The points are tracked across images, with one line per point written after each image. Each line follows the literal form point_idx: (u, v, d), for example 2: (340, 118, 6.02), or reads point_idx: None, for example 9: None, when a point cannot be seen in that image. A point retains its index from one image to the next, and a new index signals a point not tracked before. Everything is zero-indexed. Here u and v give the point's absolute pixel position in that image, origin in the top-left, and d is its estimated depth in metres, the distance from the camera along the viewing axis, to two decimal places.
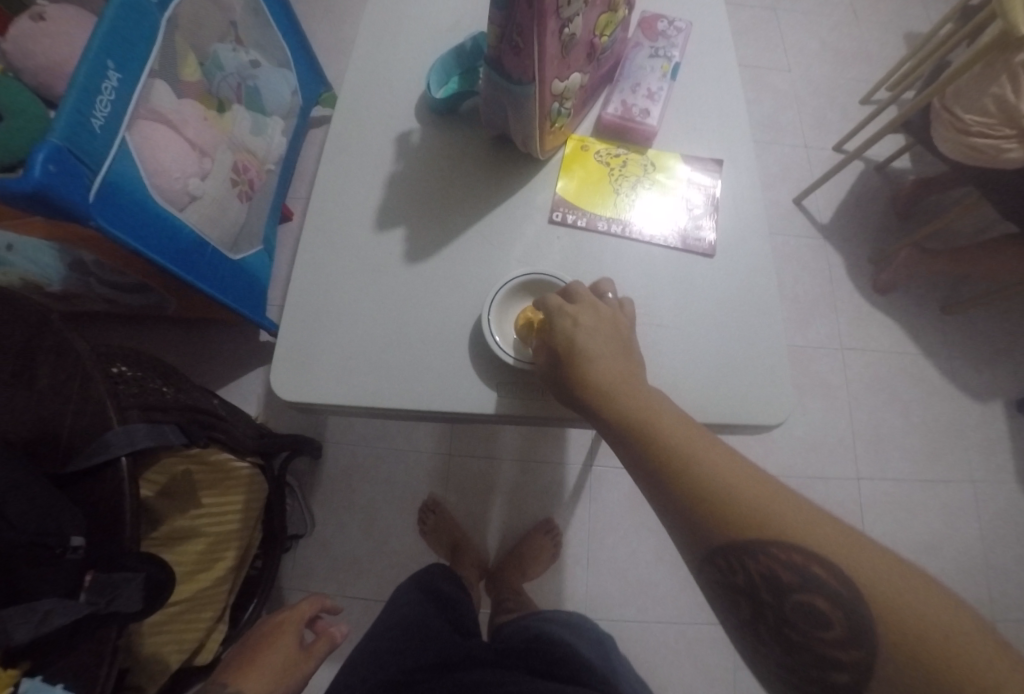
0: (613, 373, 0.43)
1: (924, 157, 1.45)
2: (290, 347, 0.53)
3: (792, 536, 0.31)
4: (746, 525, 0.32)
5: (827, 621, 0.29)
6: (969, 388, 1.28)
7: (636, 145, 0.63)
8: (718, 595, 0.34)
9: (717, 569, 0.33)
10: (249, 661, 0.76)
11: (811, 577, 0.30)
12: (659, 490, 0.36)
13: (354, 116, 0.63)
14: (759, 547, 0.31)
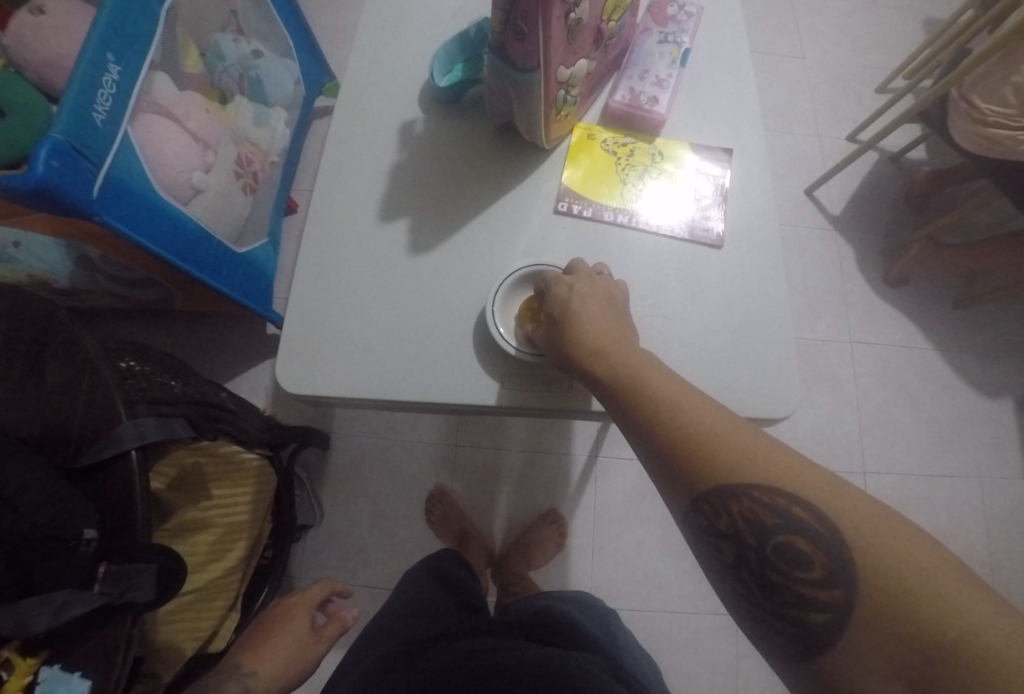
0: (603, 333, 0.43)
1: (940, 148, 1.42)
2: (296, 340, 0.52)
3: (776, 481, 0.32)
4: (733, 470, 0.33)
5: (808, 561, 0.30)
6: (983, 382, 1.26)
7: (643, 134, 0.62)
8: (701, 543, 0.35)
9: (702, 516, 0.34)
10: (261, 645, 0.80)
11: (794, 520, 0.31)
12: (646, 441, 0.37)
13: (357, 106, 0.62)
14: (743, 491, 0.32)
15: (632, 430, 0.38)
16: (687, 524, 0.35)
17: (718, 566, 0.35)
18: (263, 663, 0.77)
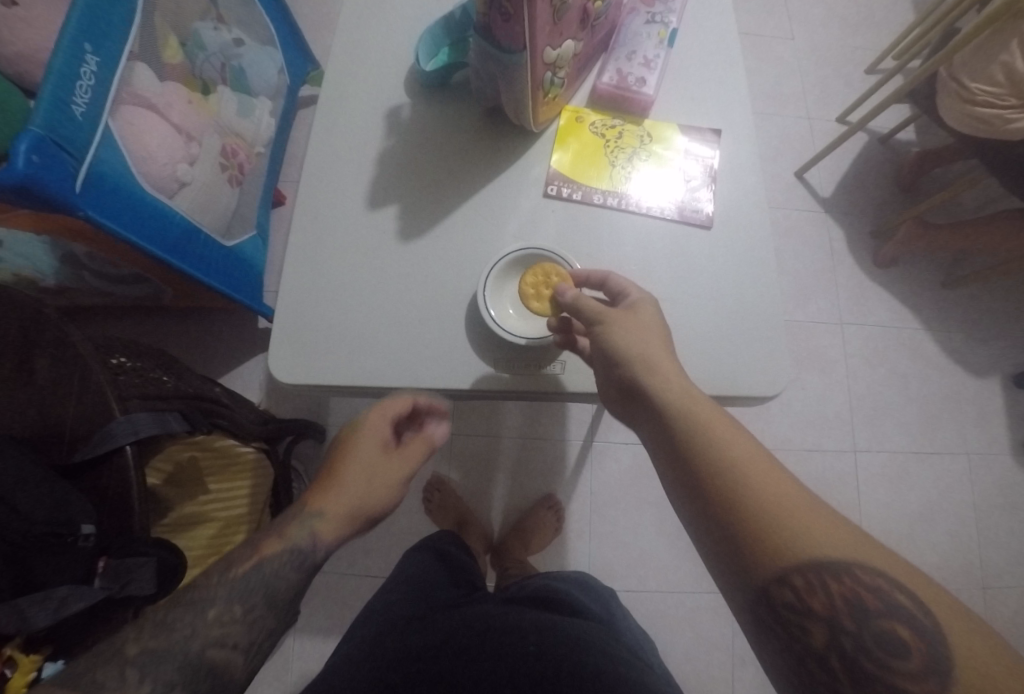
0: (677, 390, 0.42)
1: (928, 128, 1.42)
2: (288, 331, 0.52)
3: (870, 561, 0.32)
4: (828, 544, 0.32)
5: (904, 650, 0.29)
6: (970, 359, 1.27)
7: (632, 116, 0.61)
8: (774, 621, 0.33)
9: (786, 590, 0.32)
10: (335, 464, 0.47)
11: (896, 605, 0.30)
12: (726, 506, 0.35)
13: (342, 92, 0.62)
14: (843, 568, 0.31)
15: (710, 488, 0.37)
16: (763, 598, 0.33)
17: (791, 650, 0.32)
18: (333, 500, 0.45)
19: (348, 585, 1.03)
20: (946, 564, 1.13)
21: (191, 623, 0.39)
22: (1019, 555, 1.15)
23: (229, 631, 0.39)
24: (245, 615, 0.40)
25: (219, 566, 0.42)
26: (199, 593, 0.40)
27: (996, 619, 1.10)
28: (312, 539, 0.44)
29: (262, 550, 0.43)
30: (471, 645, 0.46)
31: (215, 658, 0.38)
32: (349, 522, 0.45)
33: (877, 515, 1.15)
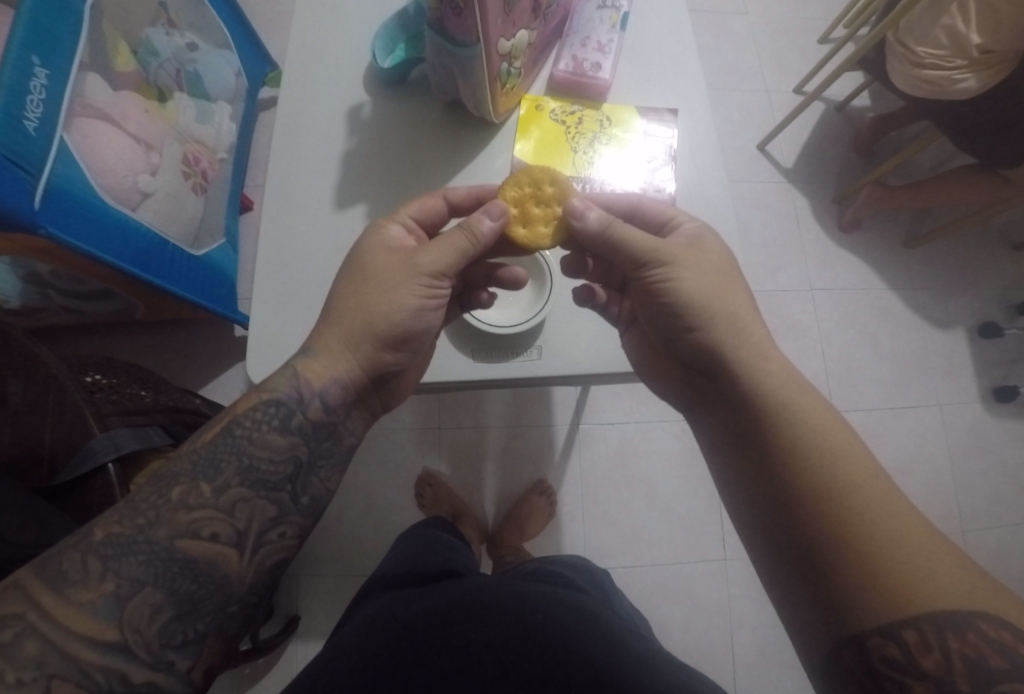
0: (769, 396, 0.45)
1: (881, 93, 1.46)
2: (263, 337, 0.52)
3: (959, 583, 0.33)
4: (946, 599, 0.33)
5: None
6: (933, 315, 1.33)
7: (590, 101, 0.62)
8: (875, 671, 0.34)
9: (890, 644, 0.33)
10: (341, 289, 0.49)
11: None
12: (822, 503, 0.39)
13: (301, 93, 0.61)
14: (965, 625, 0.31)
15: (813, 526, 0.38)
16: (864, 646, 0.34)
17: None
18: (326, 335, 0.47)
19: (348, 584, 1.05)
20: (923, 512, 1.19)
21: (157, 510, 0.38)
22: (990, 498, 1.22)
23: (204, 521, 0.39)
24: (219, 499, 0.40)
25: (190, 441, 0.43)
26: (167, 472, 0.41)
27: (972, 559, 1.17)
28: (291, 388, 0.46)
29: (236, 412, 0.44)
30: (477, 613, 0.49)
31: (188, 548, 0.38)
32: (351, 337, 0.47)
33: None
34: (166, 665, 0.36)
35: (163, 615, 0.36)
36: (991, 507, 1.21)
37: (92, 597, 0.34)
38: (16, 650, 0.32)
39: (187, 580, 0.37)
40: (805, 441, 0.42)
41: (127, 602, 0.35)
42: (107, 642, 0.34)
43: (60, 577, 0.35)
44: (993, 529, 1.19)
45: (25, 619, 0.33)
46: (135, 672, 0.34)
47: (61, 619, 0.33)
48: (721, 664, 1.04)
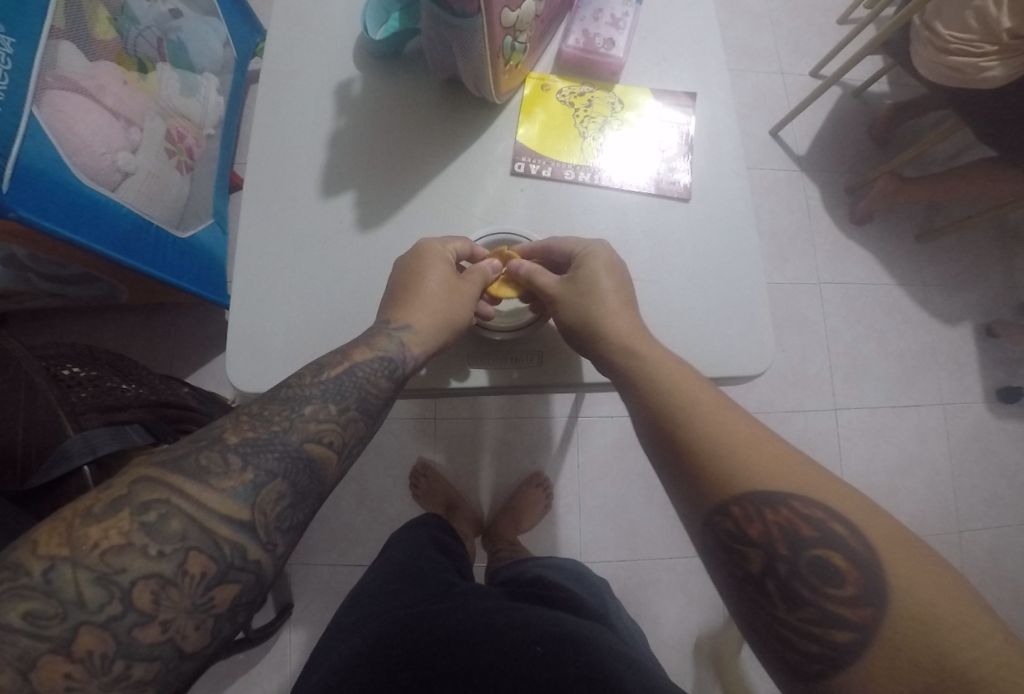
0: (628, 325, 0.45)
1: (900, 79, 1.40)
2: (242, 334, 0.49)
3: (810, 493, 0.33)
4: (771, 478, 0.33)
5: (840, 579, 0.30)
6: (942, 312, 1.29)
7: (600, 81, 0.58)
8: (717, 547, 0.34)
9: (728, 519, 0.34)
10: (410, 285, 0.46)
11: (831, 534, 0.31)
12: (676, 425, 0.38)
13: (287, 66, 0.57)
14: (781, 499, 0.33)
15: (663, 423, 0.39)
16: (707, 524, 0.34)
17: (732, 576, 0.33)
18: (420, 311, 0.45)
19: (341, 574, 1.03)
20: (922, 511, 1.17)
21: (290, 417, 0.35)
22: (990, 498, 1.20)
23: (326, 428, 0.36)
24: (340, 415, 0.37)
25: (313, 367, 0.39)
26: (294, 392, 0.37)
27: (969, 560, 1.16)
28: (402, 352, 0.43)
29: (354, 356, 0.41)
30: (482, 637, 0.46)
31: (312, 451, 0.35)
32: (439, 327, 0.45)
33: (856, 469, 1.18)
34: (276, 557, 0.31)
35: (285, 505, 0.32)
36: (990, 508, 1.19)
37: (233, 483, 0.30)
38: (160, 527, 0.28)
39: (306, 477, 0.34)
40: (655, 356, 0.43)
41: (261, 488, 0.31)
42: (239, 524, 0.30)
43: (197, 466, 0.30)
44: (991, 530, 1.18)
45: (168, 501, 0.28)
46: (254, 556, 0.30)
47: (203, 500, 0.29)
48: (713, 661, 1.03)
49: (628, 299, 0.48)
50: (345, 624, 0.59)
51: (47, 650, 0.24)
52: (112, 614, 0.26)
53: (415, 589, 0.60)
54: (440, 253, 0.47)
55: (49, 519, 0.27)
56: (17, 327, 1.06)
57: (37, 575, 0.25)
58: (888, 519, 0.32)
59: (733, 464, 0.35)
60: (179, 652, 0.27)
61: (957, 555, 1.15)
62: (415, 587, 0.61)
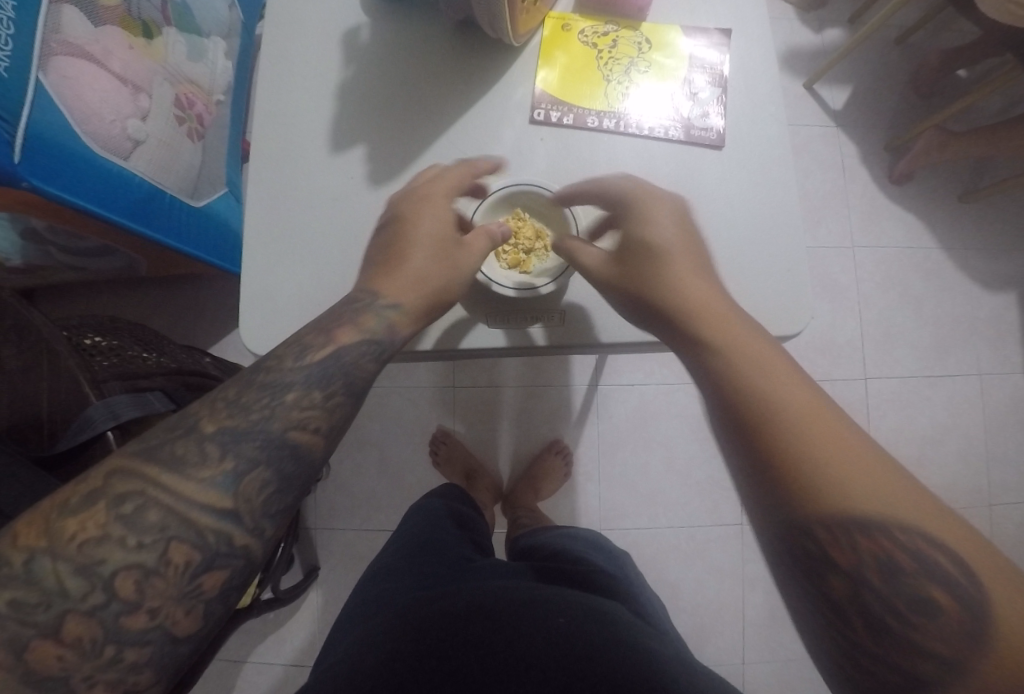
0: (707, 302, 0.40)
1: (951, 22, 1.29)
2: (257, 293, 0.48)
3: (911, 518, 0.29)
4: (864, 499, 0.29)
5: (937, 612, 0.28)
6: (985, 276, 1.22)
7: (627, 20, 0.53)
8: (792, 561, 0.31)
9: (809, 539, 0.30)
10: (400, 246, 0.42)
11: (929, 564, 0.28)
12: (752, 421, 0.33)
13: (292, 14, 0.54)
14: (877, 524, 0.29)
15: (745, 421, 0.33)
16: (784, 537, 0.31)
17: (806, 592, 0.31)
18: (410, 282, 0.41)
19: (364, 538, 1.05)
20: (951, 483, 1.13)
21: (270, 404, 0.32)
22: None
23: (312, 414, 0.33)
24: (327, 400, 0.35)
25: (296, 350, 0.36)
26: (273, 376, 0.34)
27: (998, 533, 1.12)
28: (391, 332, 0.39)
29: (341, 339, 0.37)
30: (505, 614, 0.45)
31: (297, 438, 0.32)
32: (429, 297, 0.41)
33: (885, 439, 1.14)
34: (266, 541, 0.31)
35: (271, 491, 0.31)
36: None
37: (209, 473, 0.29)
38: (137, 519, 0.27)
39: (293, 463, 0.32)
40: (734, 335, 0.37)
41: (243, 476, 0.30)
42: (221, 512, 0.29)
43: (172, 457, 0.29)
44: None
45: (145, 492, 0.28)
46: (241, 542, 0.29)
47: (179, 491, 0.28)
48: (729, 628, 1.03)
49: (694, 255, 0.43)
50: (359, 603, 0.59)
51: (36, 635, 0.24)
52: (94, 602, 0.25)
53: (428, 562, 0.60)
54: (438, 200, 0.44)
55: (30, 513, 0.27)
56: (41, 299, 1.08)
57: (18, 566, 0.25)
58: (984, 543, 0.29)
59: (817, 476, 0.30)
60: (171, 635, 0.27)
61: (987, 529, 1.12)
62: (431, 560, 0.61)
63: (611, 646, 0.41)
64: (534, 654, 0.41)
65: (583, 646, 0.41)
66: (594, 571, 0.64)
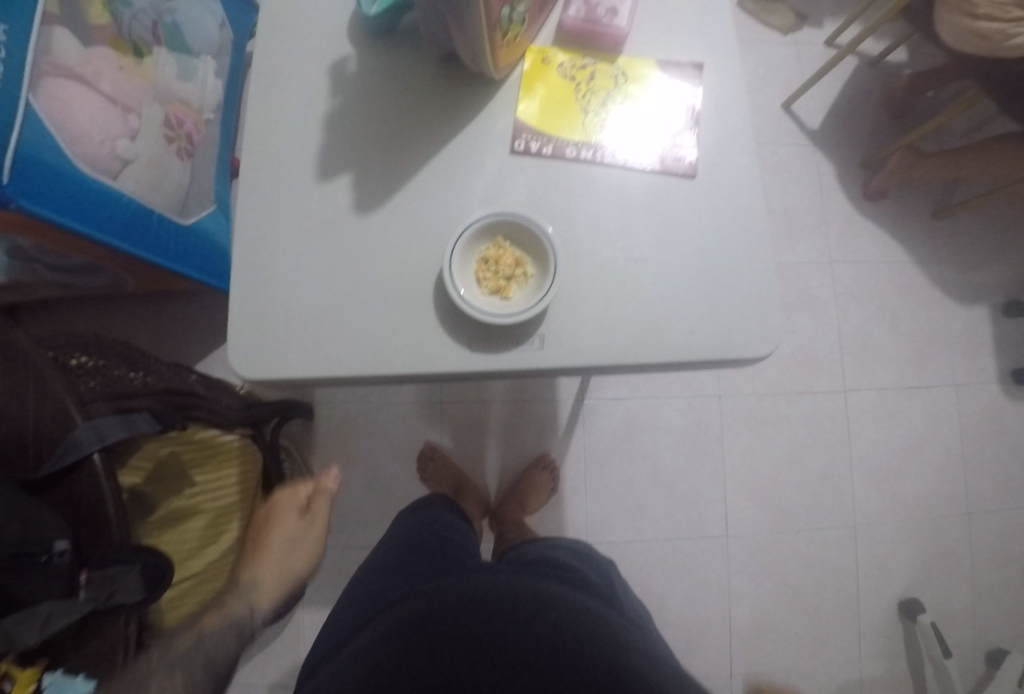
0: None
1: (919, 47, 1.34)
2: (242, 319, 0.48)
3: None
4: None
5: None
6: (957, 289, 1.26)
7: (603, 54, 0.56)
8: None
9: None
10: (260, 562, 0.65)
11: None
12: None
13: (280, 45, 0.55)
14: None
15: None
16: None
17: None
18: (268, 583, 0.65)
19: (350, 555, 1.05)
20: (928, 492, 1.16)
21: (141, 692, 0.45)
22: (999, 480, 1.18)
23: (176, 681, 0.47)
24: (186, 677, 0.48)
25: (164, 649, 0.51)
26: (145, 670, 0.48)
27: (976, 540, 1.15)
28: (249, 613, 0.60)
29: (206, 627, 0.55)
30: (494, 610, 0.46)
31: (167, 693, 0.46)
32: (282, 590, 0.65)
33: (865, 450, 1.17)
34: None
35: None
36: (999, 489, 1.18)
37: None
38: None
39: None
40: None
41: None
42: None
43: None
44: (1000, 511, 1.17)
45: None
46: None
47: None
48: (716, 639, 1.04)
49: None
50: (345, 610, 0.59)
51: None
52: None
53: (417, 567, 0.60)
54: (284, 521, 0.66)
55: None
56: (23, 316, 1.07)
57: None
58: None
59: None
60: None
61: (964, 537, 1.15)
62: (420, 564, 0.61)
63: (601, 645, 0.42)
64: (521, 647, 0.42)
65: (569, 640, 0.42)
66: (580, 579, 0.64)
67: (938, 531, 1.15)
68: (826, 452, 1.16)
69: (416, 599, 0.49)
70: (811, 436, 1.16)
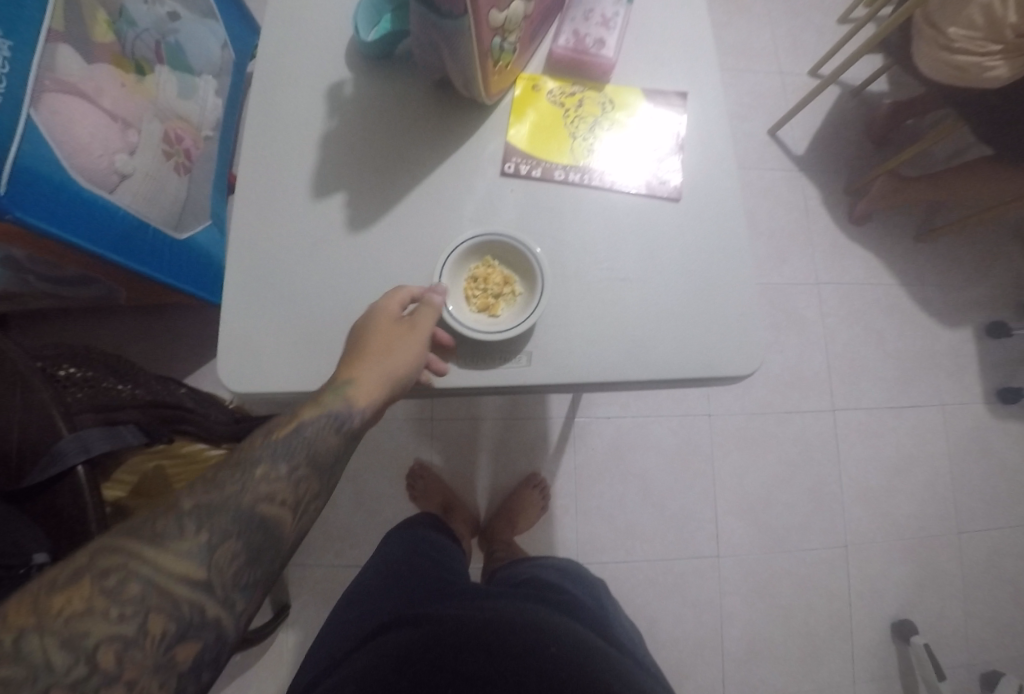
0: None
1: (899, 78, 1.40)
2: (233, 334, 0.49)
3: None
4: None
5: None
6: (941, 311, 1.29)
7: (592, 82, 0.58)
8: None
9: None
10: (357, 345, 0.45)
11: None
12: None
13: (279, 67, 0.57)
14: None
15: None
16: None
17: None
18: (366, 375, 0.43)
19: (337, 574, 1.03)
20: (918, 513, 1.17)
21: (241, 483, 0.34)
22: (987, 501, 1.19)
23: (277, 487, 0.35)
24: (292, 475, 0.36)
25: (259, 441, 0.37)
26: (244, 458, 0.36)
27: (966, 561, 1.16)
28: (348, 407, 0.41)
29: (304, 420, 0.39)
30: (481, 640, 0.45)
31: (266, 512, 0.34)
32: (388, 392, 0.44)
33: (854, 470, 1.17)
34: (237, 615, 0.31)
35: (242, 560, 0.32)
36: (988, 509, 1.19)
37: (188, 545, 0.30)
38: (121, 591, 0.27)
39: (261, 536, 0.33)
40: None
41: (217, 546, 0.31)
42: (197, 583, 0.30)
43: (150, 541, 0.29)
44: (989, 532, 1.17)
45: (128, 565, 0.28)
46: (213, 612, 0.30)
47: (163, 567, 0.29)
48: (708, 662, 1.03)
49: None
50: (332, 634, 0.58)
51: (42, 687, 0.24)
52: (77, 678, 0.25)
53: (405, 590, 0.59)
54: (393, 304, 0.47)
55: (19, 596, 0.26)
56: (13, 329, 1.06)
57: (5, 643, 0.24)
58: None
59: None
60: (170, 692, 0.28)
61: (954, 557, 1.15)
62: (408, 587, 0.60)
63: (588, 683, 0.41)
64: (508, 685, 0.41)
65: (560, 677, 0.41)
66: (569, 601, 0.64)
67: (928, 552, 1.15)
68: (816, 471, 1.16)
69: (402, 626, 0.48)
70: (800, 455, 1.17)
